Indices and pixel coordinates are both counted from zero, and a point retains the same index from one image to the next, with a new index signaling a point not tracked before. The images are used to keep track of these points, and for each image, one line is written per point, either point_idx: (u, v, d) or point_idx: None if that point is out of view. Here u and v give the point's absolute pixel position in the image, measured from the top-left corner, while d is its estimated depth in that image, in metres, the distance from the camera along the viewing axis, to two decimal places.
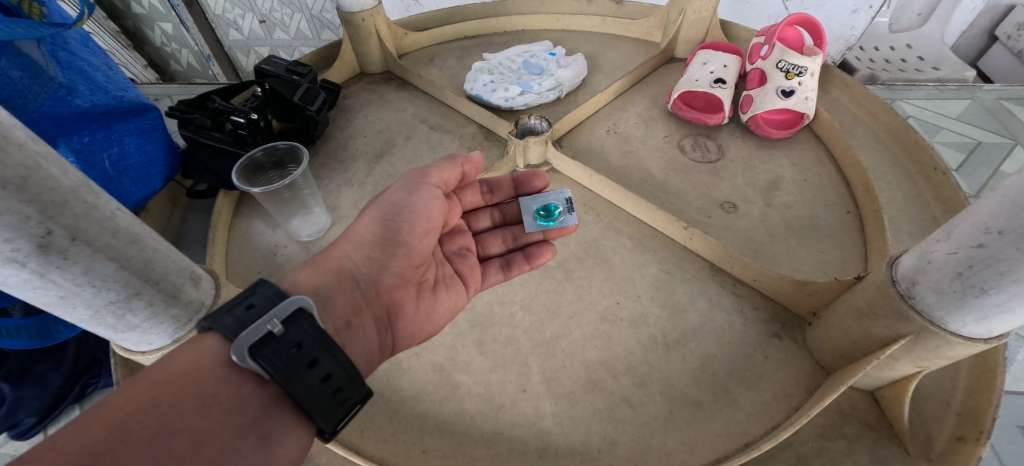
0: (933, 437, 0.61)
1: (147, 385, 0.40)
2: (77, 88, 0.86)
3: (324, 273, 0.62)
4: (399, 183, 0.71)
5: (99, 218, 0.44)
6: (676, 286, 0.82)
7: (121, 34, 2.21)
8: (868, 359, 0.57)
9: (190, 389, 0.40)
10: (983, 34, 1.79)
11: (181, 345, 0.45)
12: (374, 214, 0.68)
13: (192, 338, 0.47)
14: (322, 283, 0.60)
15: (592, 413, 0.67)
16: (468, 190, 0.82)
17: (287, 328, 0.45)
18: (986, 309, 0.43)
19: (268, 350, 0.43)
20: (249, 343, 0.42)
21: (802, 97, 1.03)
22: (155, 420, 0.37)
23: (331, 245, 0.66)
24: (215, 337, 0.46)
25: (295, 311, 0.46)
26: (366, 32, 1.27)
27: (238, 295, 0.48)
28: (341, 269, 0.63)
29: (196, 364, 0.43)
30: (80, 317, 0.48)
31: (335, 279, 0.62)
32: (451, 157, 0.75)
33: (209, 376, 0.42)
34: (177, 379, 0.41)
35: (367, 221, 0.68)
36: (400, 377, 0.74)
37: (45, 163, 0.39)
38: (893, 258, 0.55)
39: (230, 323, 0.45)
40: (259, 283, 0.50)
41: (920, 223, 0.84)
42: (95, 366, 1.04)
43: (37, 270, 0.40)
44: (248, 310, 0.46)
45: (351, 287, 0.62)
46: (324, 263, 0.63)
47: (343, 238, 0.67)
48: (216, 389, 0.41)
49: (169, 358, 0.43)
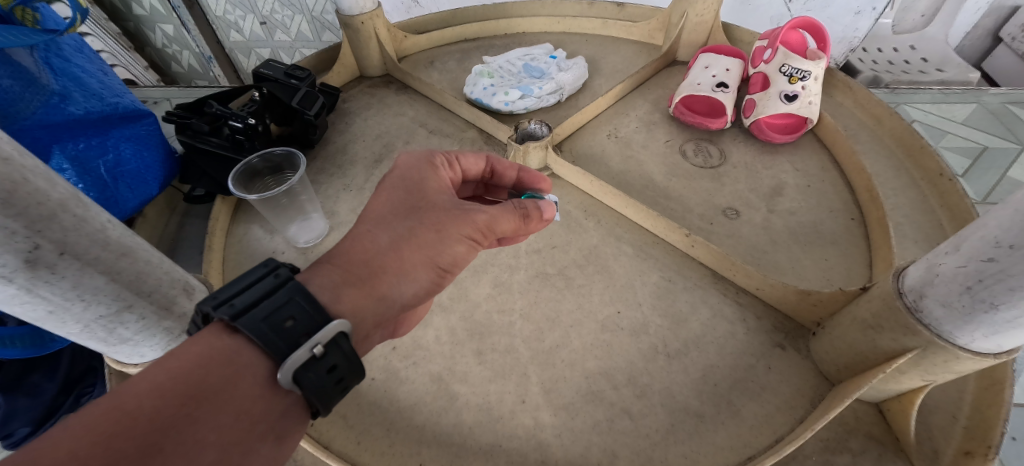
0: (940, 451, 0.60)
1: (172, 386, 0.34)
2: (71, 95, 0.85)
3: (364, 298, 0.49)
4: (463, 226, 0.57)
5: (89, 231, 0.43)
6: (677, 294, 0.81)
7: (122, 35, 2.22)
8: (874, 373, 0.56)
9: (223, 399, 0.36)
10: (987, 35, 1.78)
11: (204, 339, 0.39)
12: (426, 245, 0.54)
13: (209, 328, 0.40)
14: (361, 307, 0.48)
15: (591, 426, 0.66)
16: (470, 163, 0.68)
17: (327, 349, 0.42)
18: (996, 324, 0.42)
19: (308, 374, 0.41)
20: (295, 369, 0.39)
21: (806, 101, 1.01)
22: (191, 438, 0.33)
23: (365, 247, 0.53)
24: (243, 341, 0.40)
25: (337, 334, 0.43)
26: (365, 35, 1.26)
27: (272, 298, 0.42)
28: (382, 291, 0.51)
29: (229, 368, 0.38)
30: (70, 330, 0.47)
31: (374, 302, 0.50)
32: (526, 212, 0.61)
33: (246, 387, 0.38)
34: (205, 386, 0.36)
35: (417, 250, 0.54)
36: (397, 387, 0.73)
37: (32, 177, 0.38)
38: (899, 268, 0.54)
39: (269, 336, 0.39)
40: (289, 280, 0.43)
41: (927, 231, 0.83)
42: (90, 374, 1.05)
43: (24, 285, 0.39)
44: (284, 321, 0.41)
45: (388, 312, 0.52)
46: (358, 283, 0.49)
47: (384, 244, 0.53)
48: (250, 403, 0.38)
49: (182, 353, 0.37)
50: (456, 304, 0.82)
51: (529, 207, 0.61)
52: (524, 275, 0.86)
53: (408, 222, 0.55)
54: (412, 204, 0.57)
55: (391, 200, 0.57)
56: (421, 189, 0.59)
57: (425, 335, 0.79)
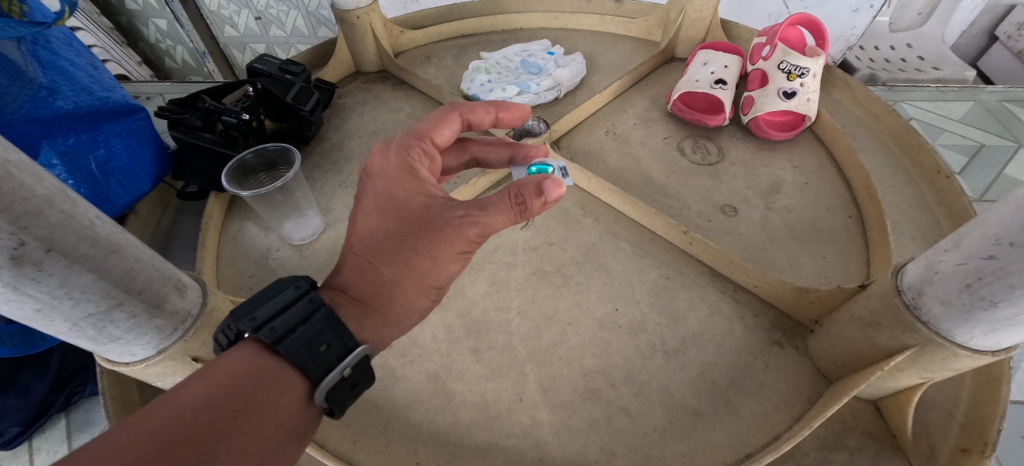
0: (937, 449, 0.60)
1: (221, 398, 0.38)
2: (59, 90, 0.84)
3: (383, 325, 0.54)
4: (451, 242, 0.54)
5: (77, 228, 0.42)
6: (675, 292, 0.81)
7: (114, 30, 2.19)
8: (872, 371, 0.56)
9: (265, 413, 0.39)
10: (983, 34, 1.78)
11: (249, 356, 0.42)
12: (423, 273, 0.55)
13: (252, 346, 0.43)
14: (381, 333, 0.54)
15: (589, 423, 0.66)
16: (440, 134, 0.65)
17: (354, 370, 0.47)
18: (995, 322, 0.42)
19: (337, 392, 0.46)
20: (328, 390, 0.44)
21: (804, 98, 1.01)
22: (238, 448, 0.36)
23: (369, 277, 0.54)
24: (283, 363, 0.43)
25: (364, 356, 0.48)
26: (361, 30, 1.25)
27: (309, 326, 0.45)
28: (397, 313, 0.55)
29: (272, 384, 0.41)
30: (59, 329, 0.47)
31: (388, 326, 0.55)
32: (516, 203, 0.53)
33: (287, 403, 0.41)
34: (249, 400, 0.39)
35: (417, 280, 0.55)
36: (394, 385, 0.72)
37: (17, 171, 0.36)
38: (898, 266, 0.54)
39: (308, 362, 0.44)
40: (323, 306, 0.47)
41: (924, 229, 0.83)
42: (81, 374, 1.04)
43: (10, 283, 0.38)
44: (320, 346, 0.45)
45: (405, 324, 0.58)
46: (372, 310, 0.53)
47: (385, 275, 0.54)
48: (288, 417, 0.41)
49: (231, 369, 0.40)
50: (453, 301, 0.82)
51: (521, 196, 0.53)
52: (522, 272, 0.86)
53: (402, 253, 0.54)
54: (402, 229, 0.55)
55: (381, 227, 0.55)
56: (409, 209, 0.56)
57: (422, 333, 0.78)
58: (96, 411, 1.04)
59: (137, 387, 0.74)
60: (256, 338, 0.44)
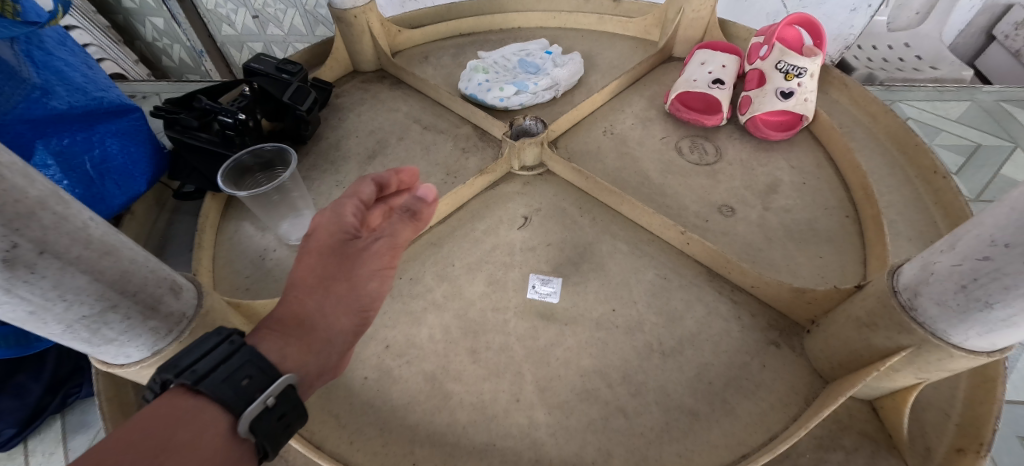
0: (932, 449, 0.60)
1: (132, 445, 0.33)
2: (53, 89, 0.83)
3: (306, 353, 0.49)
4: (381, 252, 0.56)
5: (70, 230, 0.42)
6: (672, 292, 0.81)
7: (111, 29, 2.19)
8: (868, 371, 0.56)
9: (187, 453, 0.35)
10: (980, 33, 1.79)
11: (162, 406, 0.37)
12: (351, 291, 0.54)
13: (166, 395, 0.39)
14: (306, 362, 0.49)
15: (586, 424, 0.66)
16: (365, 189, 0.60)
17: (279, 401, 0.43)
18: (990, 323, 0.42)
19: (263, 427, 0.41)
20: (251, 421, 0.39)
21: (802, 98, 1.01)
22: None
23: (299, 305, 0.52)
24: (203, 403, 0.39)
25: (288, 388, 0.44)
26: (358, 29, 1.25)
27: (228, 363, 0.41)
28: (320, 341, 0.51)
29: (191, 425, 0.37)
30: (52, 331, 0.46)
31: (313, 355, 0.50)
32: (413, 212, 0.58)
33: (211, 441, 0.37)
34: (167, 442, 0.34)
35: (348, 297, 0.54)
36: (390, 386, 0.72)
37: (9, 173, 0.36)
38: (894, 267, 0.54)
39: (230, 396, 0.39)
40: (245, 343, 0.44)
41: (921, 229, 0.83)
42: (76, 375, 1.03)
43: (3, 286, 0.38)
44: (241, 380, 0.41)
45: (330, 356, 0.52)
46: (296, 338, 0.49)
47: (316, 298, 0.52)
48: (214, 455, 0.36)
49: (142, 419, 0.36)
50: (450, 301, 0.82)
51: (419, 203, 0.58)
52: (519, 273, 0.85)
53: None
54: (336, 251, 0.55)
55: (315, 257, 0.54)
56: (341, 234, 0.56)
57: (419, 333, 0.78)
58: (91, 412, 1.04)
59: (133, 388, 0.73)
60: (172, 386, 0.40)
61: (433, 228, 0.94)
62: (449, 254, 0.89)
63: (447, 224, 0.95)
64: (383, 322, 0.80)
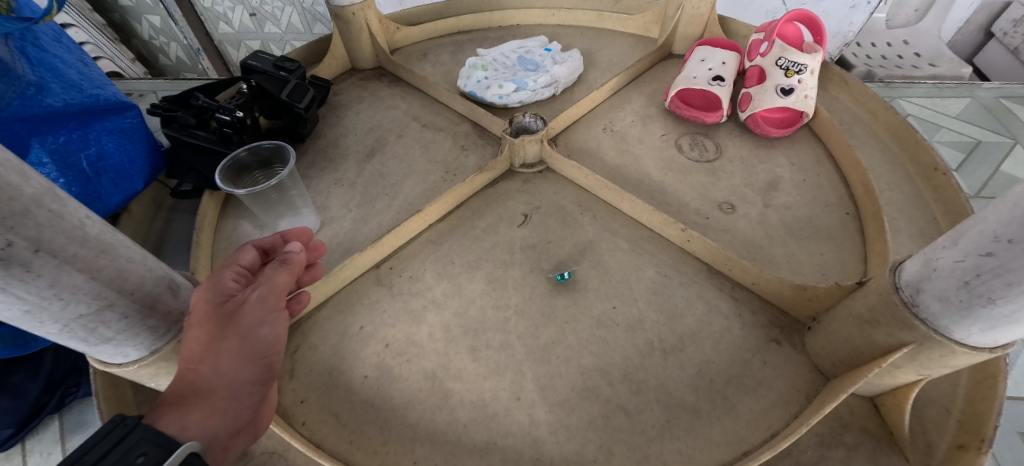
0: (933, 445, 0.60)
1: None
2: (48, 86, 0.82)
3: (210, 415, 0.45)
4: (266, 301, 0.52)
5: (66, 228, 0.41)
6: (672, 289, 0.81)
7: (108, 27, 2.18)
8: (870, 367, 0.56)
9: None
10: (979, 30, 1.79)
11: None
12: (244, 341, 0.49)
13: None
14: (210, 424, 0.44)
15: (587, 422, 0.66)
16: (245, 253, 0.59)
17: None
18: (993, 319, 0.42)
19: None
20: None
21: (802, 95, 1.01)
22: None
23: (181, 376, 0.46)
24: None
25: (193, 454, 0.39)
26: (356, 26, 1.24)
27: (115, 445, 0.36)
28: (224, 400, 0.47)
29: None
30: (49, 330, 0.46)
31: (217, 417, 0.45)
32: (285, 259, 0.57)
33: None
34: None
35: (241, 348, 0.49)
36: (390, 385, 0.72)
37: (4, 170, 0.35)
38: (896, 263, 0.53)
39: None
40: (137, 420, 0.38)
41: (921, 226, 0.83)
42: (74, 374, 1.03)
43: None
44: (136, 458, 0.36)
45: (240, 414, 0.48)
46: (196, 403, 0.44)
47: (200, 361, 0.46)
48: None
49: None
50: (450, 300, 0.82)
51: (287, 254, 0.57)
52: (519, 271, 0.85)
53: (218, 332, 0.48)
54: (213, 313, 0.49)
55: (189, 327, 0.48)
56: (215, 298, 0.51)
57: (419, 332, 0.78)
58: (89, 412, 1.03)
59: (131, 389, 0.73)
60: None
61: (432, 226, 0.94)
62: (449, 252, 0.89)
63: (446, 222, 0.94)
64: (383, 320, 0.80)
